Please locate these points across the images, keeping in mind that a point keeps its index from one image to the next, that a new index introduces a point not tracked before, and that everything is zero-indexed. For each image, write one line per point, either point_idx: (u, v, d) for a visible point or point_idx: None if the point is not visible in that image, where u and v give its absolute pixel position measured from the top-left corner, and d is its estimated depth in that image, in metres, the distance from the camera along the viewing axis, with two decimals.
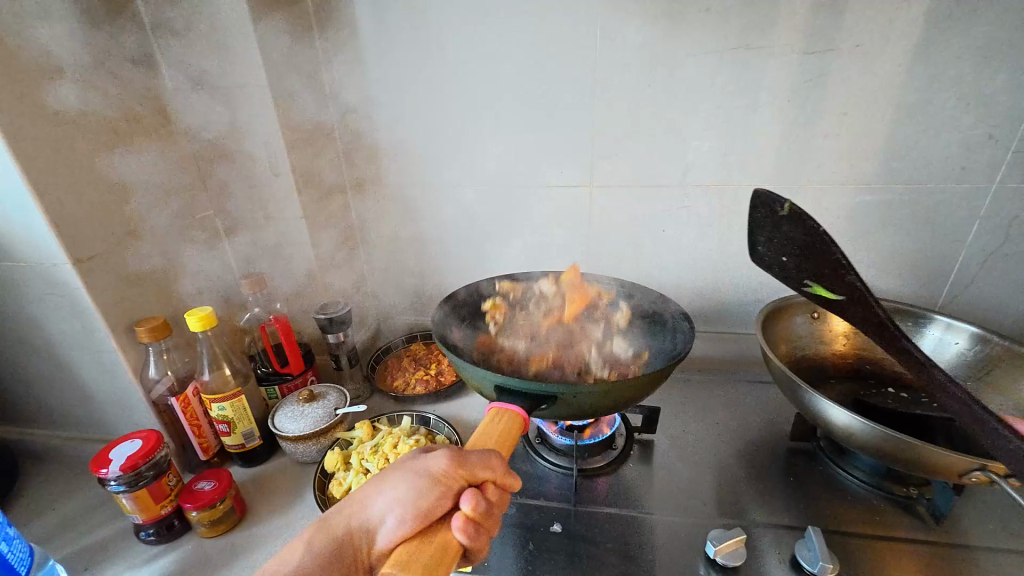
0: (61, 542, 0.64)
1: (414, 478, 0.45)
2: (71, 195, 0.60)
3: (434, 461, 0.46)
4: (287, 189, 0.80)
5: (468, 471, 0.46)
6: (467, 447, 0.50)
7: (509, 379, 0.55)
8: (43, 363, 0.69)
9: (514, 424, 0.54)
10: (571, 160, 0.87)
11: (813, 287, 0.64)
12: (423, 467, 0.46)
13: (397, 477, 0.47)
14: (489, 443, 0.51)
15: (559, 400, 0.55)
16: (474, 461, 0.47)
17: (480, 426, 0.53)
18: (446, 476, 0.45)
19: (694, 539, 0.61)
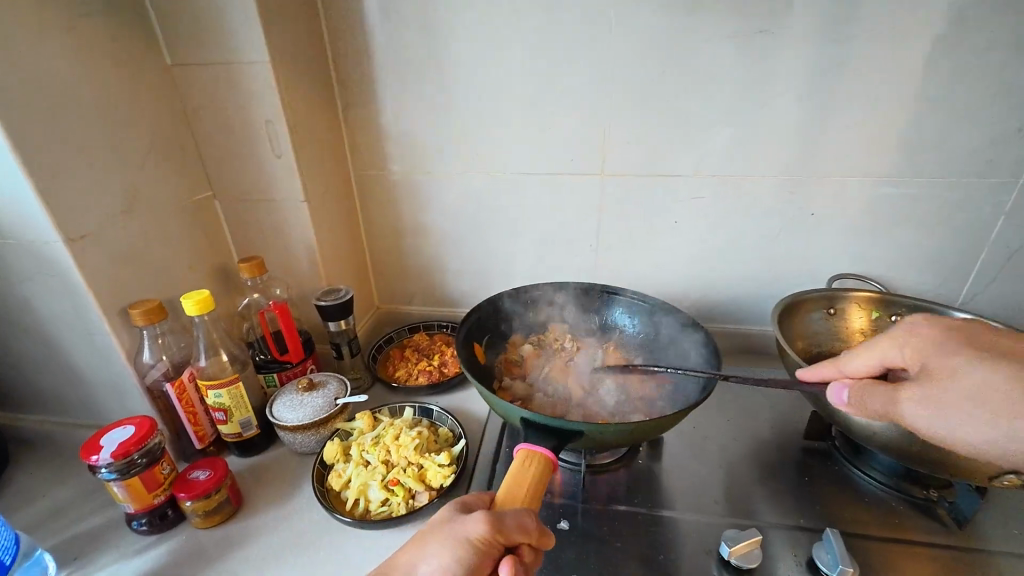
0: (51, 531, 0.62)
1: (452, 543, 0.43)
2: (64, 171, 0.57)
3: (470, 525, 0.43)
4: (289, 170, 0.76)
5: (506, 536, 0.43)
6: (505, 501, 0.47)
7: (538, 415, 0.54)
8: (34, 346, 0.67)
9: (546, 468, 0.50)
10: (583, 148, 0.84)
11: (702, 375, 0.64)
12: (460, 530, 0.43)
13: (433, 538, 0.44)
14: (523, 493, 0.48)
15: (585, 435, 0.55)
16: (511, 522, 0.44)
17: (511, 471, 0.50)
18: (484, 544, 0.42)
19: (707, 539, 0.60)
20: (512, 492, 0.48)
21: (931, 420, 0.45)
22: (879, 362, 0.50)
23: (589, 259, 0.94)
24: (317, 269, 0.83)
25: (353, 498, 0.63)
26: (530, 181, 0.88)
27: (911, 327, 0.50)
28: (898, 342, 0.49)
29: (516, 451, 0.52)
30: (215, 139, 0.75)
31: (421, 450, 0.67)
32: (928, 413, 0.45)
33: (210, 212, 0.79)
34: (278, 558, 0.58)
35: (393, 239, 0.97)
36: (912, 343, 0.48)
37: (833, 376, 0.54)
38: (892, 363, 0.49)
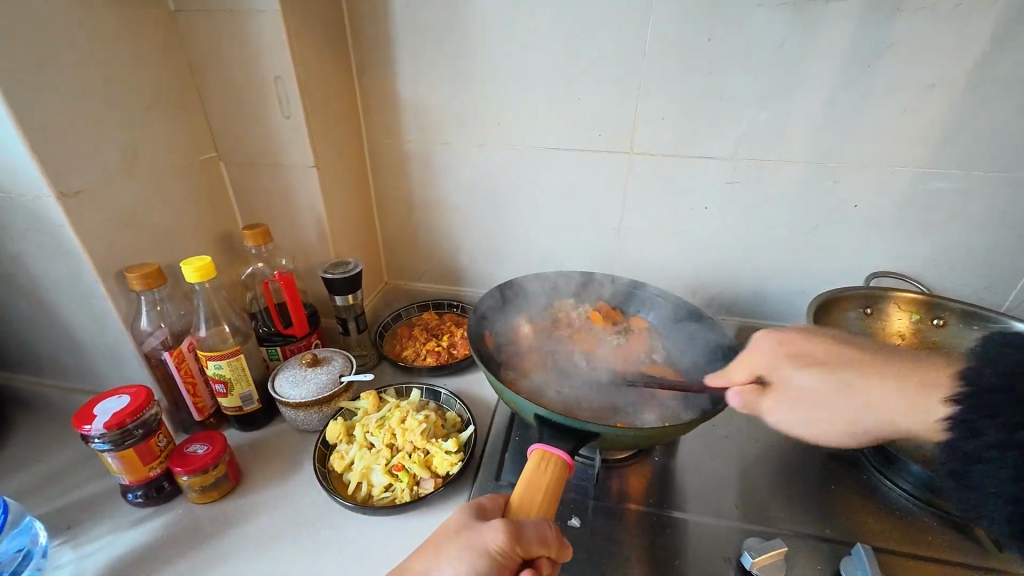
0: (45, 497, 0.60)
1: (468, 552, 0.40)
2: (56, 121, 0.53)
3: (488, 535, 0.41)
4: (298, 132, 0.71)
5: (525, 548, 0.41)
6: (520, 508, 0.45)
7: (553, 414, 0.51)
8: (28, 306, 0.64)
9: (563, 471, 0.48)
10: (612, 123, 0.78)
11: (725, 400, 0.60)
12: (478, 539, 0.41)
13: (449, 546, 0.42)
14: (540, 499, 0.45)
15: (602, 437, 0.51)
16: (530, 533, 0.42)
17: (526, 473, 0.47)
18: (503, 555, 0.40)
19: (726, 546, 0.57)
20: (529, 497, 0.45)
21: (786, 421, 0.53)
22: (751, 370, 0.56)
23: (609, 243, 0.89)
24: (325, 240, 0.79)
25: (355, 482, 0.60)
26: (551, 157, 0.83)
27: (761, 346, 0.56)
28: (750, 359, 0.57)
29: (529, 452, 0.49)
30: (221, 96, 0.70)
31: (428, 435, 0.64)
32: (785, 410, 0.53)
33: (213, 174, 0.75)
34: (276, 540, 0.56)
35: (405, 212, 0.93)
36: (759, 357, 0.56)
37: (725, 384, 0.59)
38: (760, 372, 0.55)
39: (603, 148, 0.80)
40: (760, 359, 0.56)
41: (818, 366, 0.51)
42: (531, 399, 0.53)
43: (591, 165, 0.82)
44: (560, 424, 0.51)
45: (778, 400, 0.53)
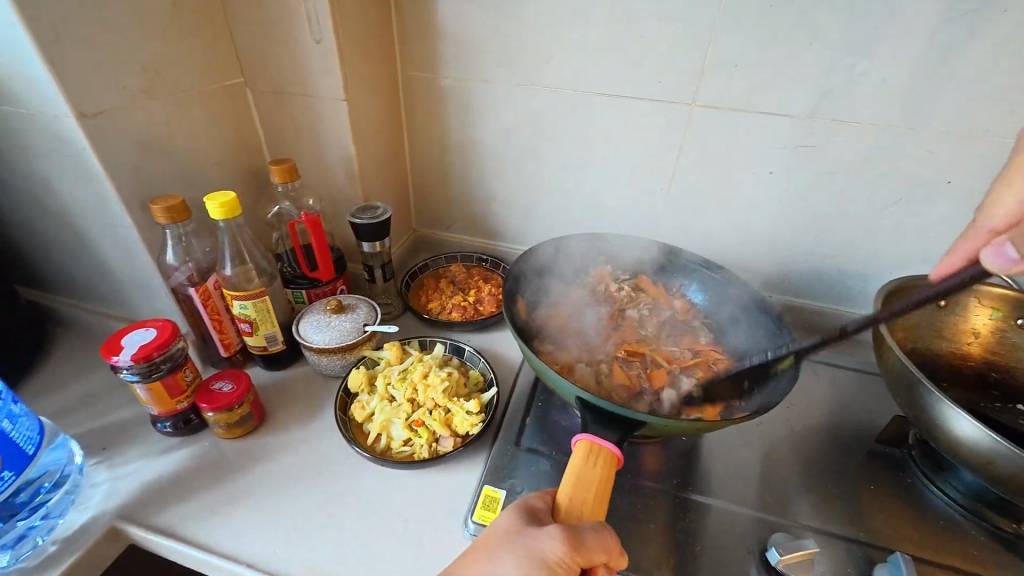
0: (83, 417, 0.63)
1: (527, 560, 0.38)
2: (72, 31, 0.49)
3: (552, 546, 0.38)
4: (329, 60, 0.65)
5: (586, 557, 0.39)
6: (575, 512, 0.42)
7: (595, 398, 0.48)
8: (60, 230, 0.64)
9: (609, 467, 0.45)
10: (676, 68, 0.69)
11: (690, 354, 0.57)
12: (539, 548, 0.39)
13: (505, 552, 0.39)
14: (592, 500, 0.43)
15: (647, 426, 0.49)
16: (593, 545, 0.39)
17: (575, 469, 0.44)
18: (564, 567, 0.38)
19: (749, 536, 0.54)
20: (582, 499, 0.43)
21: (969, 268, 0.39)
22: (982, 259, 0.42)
23: (654, 205, 0.82)
24: (353, 181, 0.75)
25: (375, 433, 0.60)
26: (599, 104, 0.75)
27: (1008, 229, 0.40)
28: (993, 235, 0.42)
29: (575, 444, 0.46)
30: (247, 15, 0.64)
31: (450, 393, 0.63)
32: (1000, 253, 0.38)
33: (240, 103, 0.70)
34: (296, 482, 0.57)
35: (437, 155, 0.87)
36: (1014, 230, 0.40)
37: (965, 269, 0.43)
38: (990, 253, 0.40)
39: (661, 96, 0.71)
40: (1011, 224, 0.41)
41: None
42: (573, 380, 0.50)
43: (645, 117, 0.74)
44: (599, 408, 0.48)
45: (1001, 247, 0.39)
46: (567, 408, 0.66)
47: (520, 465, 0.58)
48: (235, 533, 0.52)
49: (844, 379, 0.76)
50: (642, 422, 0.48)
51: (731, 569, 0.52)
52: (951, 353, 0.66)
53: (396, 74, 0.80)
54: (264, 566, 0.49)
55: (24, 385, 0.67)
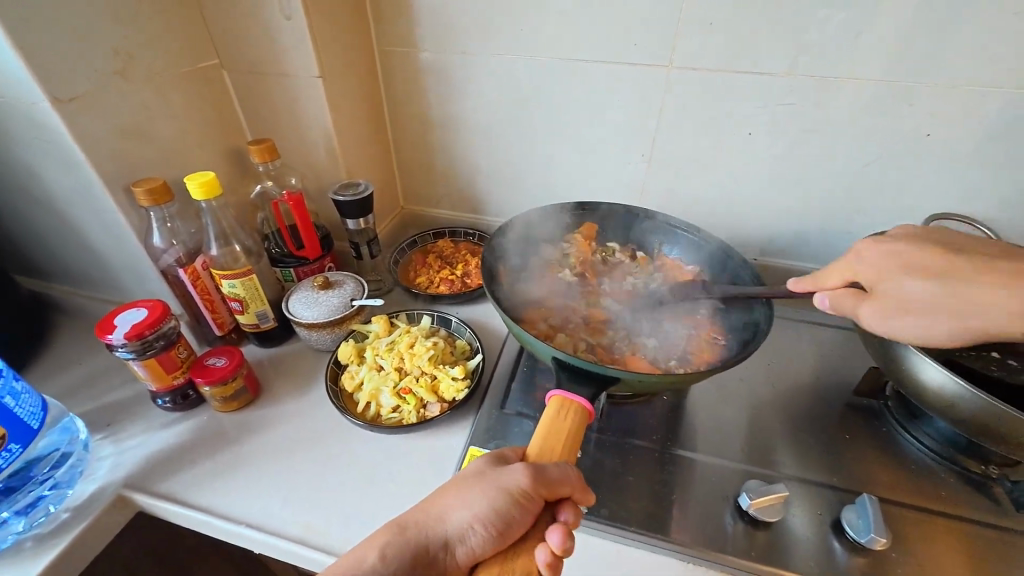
0: (87, 397, 0.66)
1: (493, 492, 0.40)
2: (40, 15, 0.49)
3: (515, 476, 0.41)
4: (302, 37, 0.65)
5: (548, 489, 0.41)
6: (541, 454, 0.45)
7: (568, 357, 0.49)
8: (50, 218, 0.65)
9: (582, 420, 0.47)
10: (651, 29, 0.68)
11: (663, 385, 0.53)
12: (503, 480, 0.41)
13: (473, 487, 0.42)
14: (561, 445, 0.45)
15: (620, 381, 0.50)
16: (554, 478, 0.42)
17: (547, 420, 0.47)
18: (527, 497, 0.40)
19: (726, 486, 0.57)
20: (549, 443, 0.45)
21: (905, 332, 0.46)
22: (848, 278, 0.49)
23: (636, 171, 0.82)
24: (335, 159, 0.76)
25: (364, 401, 0.62)
26: (577, 70, 0.74)
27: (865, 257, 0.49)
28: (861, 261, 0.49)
29: (548, 400, 0.48)
30: None
31: (436, 361, 0.65)
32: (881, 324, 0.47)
33: (217, 85, 0.71)
34: (291, 448, 0.59)
35: (419, 131, 0.87)
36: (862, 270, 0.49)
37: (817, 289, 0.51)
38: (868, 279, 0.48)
39: (637, 60, 0.71)
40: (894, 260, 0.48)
41: (936, 273, 0.45)
42: (548, 341, 0.52)
43: (623, 82, 0.73)
44: (572, 366, 0.50)
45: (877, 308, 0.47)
46: (552, 372, 0.68)
47: (505, 426, 0.61)
48: (234, 497, 0.55)
49: (825, 337, 0.77)
50: (615, 377, 0.49)
51: (707, 516, 0.54)
52: None
53: (372, 49, 0.79)
54: (262, 525, 0.52)
55: (30, 369, 0.70)
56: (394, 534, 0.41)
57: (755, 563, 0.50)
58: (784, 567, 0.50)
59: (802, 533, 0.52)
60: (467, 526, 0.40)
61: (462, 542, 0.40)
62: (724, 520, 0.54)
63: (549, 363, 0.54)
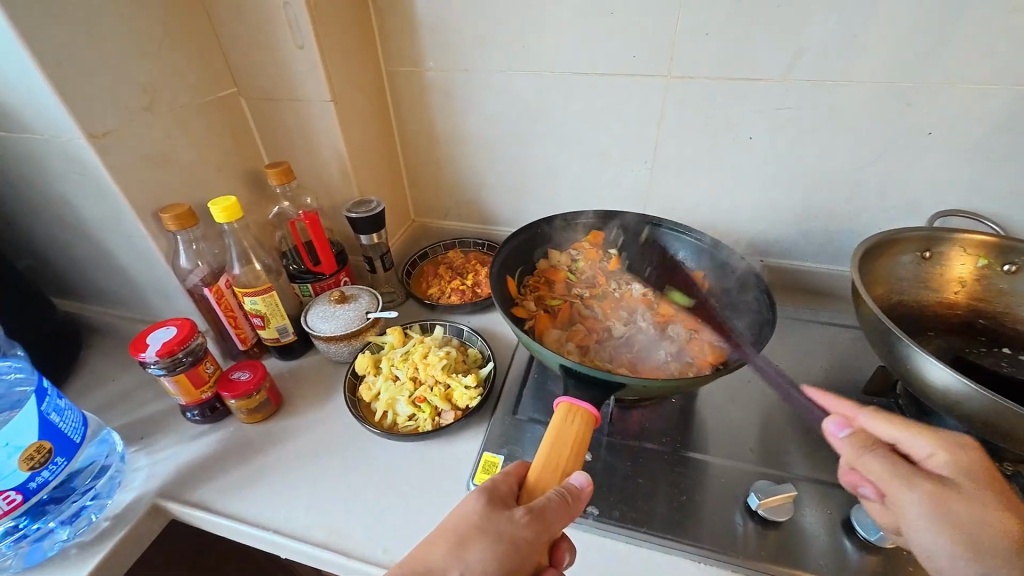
0: (123, 411, 0.69)
1: (493, 544, 0.39)
2: (75, 58, 0.53)
3: (518, 526, 0.40)
4: (313, 64, 0.68)
5: (551, 530, 0.41)
6: (539, 484, 0.45)
7: (578, 367, 0.50)
8: (84, 243, 0.69)
9: (588, 424, 0.49)
10: (650, 42, 0.70)
11: (672, 292, 0.73)
12: (506, 530, 0.40)
13: (472, 537, 0.40)
14: (566, 453, 0.46)
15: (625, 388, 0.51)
16: (557, 519, 0.41)
17: (554, 428, 0.48)
18: (529, 545, 0.40)
19: (737, 487, 0.58)
20: (554, 462, 0.46)
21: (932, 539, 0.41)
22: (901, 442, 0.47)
23: (640, 178, 0.83)
24: (348, 177, 0.79)
25: (381, 410, 0.64)
26: (577, 83, 0.76)
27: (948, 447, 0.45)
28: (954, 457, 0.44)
29: (555, 405, 0.50)
30: (235, 28, 0.68)
31: (448, 370, 0.67)
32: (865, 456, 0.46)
33: (235, 112, 0.75)
34: (312, 458, 0.62)
35: (427, 146, 0.90)
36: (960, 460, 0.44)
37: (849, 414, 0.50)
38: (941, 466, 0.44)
39: (635, 71, 0.73)
40: (971, 466, 0.43)
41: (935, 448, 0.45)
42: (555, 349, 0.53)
43: (625, 91, 0.75)
44: (582, 375, 0.51)
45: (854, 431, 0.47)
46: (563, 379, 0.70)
47: (518, 433, 0.62)
48: (259, 506, 0.57)
49: (835, 338, 0.77)
50: (621, 384, 0.50)
51: (717, 516, 0.55)
52: (938, 303, 0.70)
53: (380, 70, 0.83)
54: (288, 531, 0.55)
55: (69, 385, 0.74)
56: None
57: (766, 563, 0.51)
58: (795, 567, 0.50)
59: (813, 533, 0.53)
60: None
61: None
62: (734, 521, 0.54)
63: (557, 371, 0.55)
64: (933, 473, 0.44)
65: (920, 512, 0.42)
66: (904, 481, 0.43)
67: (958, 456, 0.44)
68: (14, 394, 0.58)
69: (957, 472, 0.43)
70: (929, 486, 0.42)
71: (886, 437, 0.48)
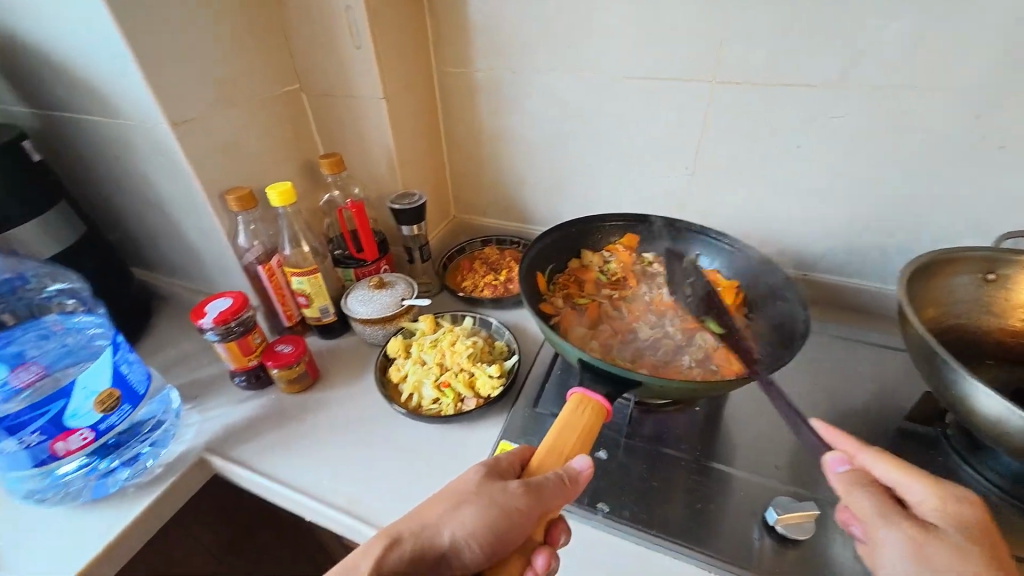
0: (181, 372, 0.76)
1: (484, 506, 0.41)
2: (165, 53, 0.60)
3: (512, 496, 0.42)
4: (369, 64, 0.73)
5: (545, 505, 0.42)
6: (539, 465, 0.46)
7: (597, 361, 0.51)
8: (160, 219, 0.77)
9: (597, 417, 0.49)
10: (697, 47, 0.69)
11: (708, 321, 0.66)
12: (500, 498, 0.41)
13: (466, 501, 0.42)
14: (571, 439, 0.47)
15: (643, 386, 0.51)
16: (552, 493, 0.42)
17: (563, 415, 0.49)
18: (521, 515, 0.41)
19: (757, 501, 0.56)
20: (557, 447, 0.47)
21: None
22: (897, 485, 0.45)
23: (679, 184, 0.82)
24: (394, 171, 0.83)
25: (408, 392, 0.67)
26: (621, 87, 0.77)
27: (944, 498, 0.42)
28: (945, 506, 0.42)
29: (568, 396, 0.51)
30: (303, 30, 0.74)
31: (474, 359, 0.69)
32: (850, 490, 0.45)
33: (297, 106, 0.81)
34: (341, 430, 0.66)
35: (470, 145, 0.93)
36: (953, 512, 0.42)
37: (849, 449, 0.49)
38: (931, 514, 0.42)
39: (680, 76, 0.72)
40: (965, 519, 0.41)
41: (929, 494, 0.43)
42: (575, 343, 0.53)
43: (668, 96, 0.75)
44: (601, 371, 0.51)
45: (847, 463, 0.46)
46: None
47: (536, 426, 0.63)
48: (292, 469, 0.61)
49: (881, 360, 0.73)
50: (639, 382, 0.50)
51: (733, 528, 0.54)
52: (1000, 330, 0.65)
53: (432, 71, 0.87)
54: (313, 494, 0.59)
55: (138, 346, 0.82)
56: (388, 543, 0.41)
57: None
58: None
59: (835, 557, 0.51)
60: (460, 540, 0.40)
61: (458, 556, 0.40)
62: (750, 535, 0.53)
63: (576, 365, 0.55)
64: (924, 520, 0.42)
65: (898, 556, 0.40)
66: (884, 519, 0.42)
67: (951, 506, 0.42)
68: (82, 338, 0.63)
69: (946, 522, 0.41)
70: (913, 531, 0.41)
71: (884, 479, 0.46)
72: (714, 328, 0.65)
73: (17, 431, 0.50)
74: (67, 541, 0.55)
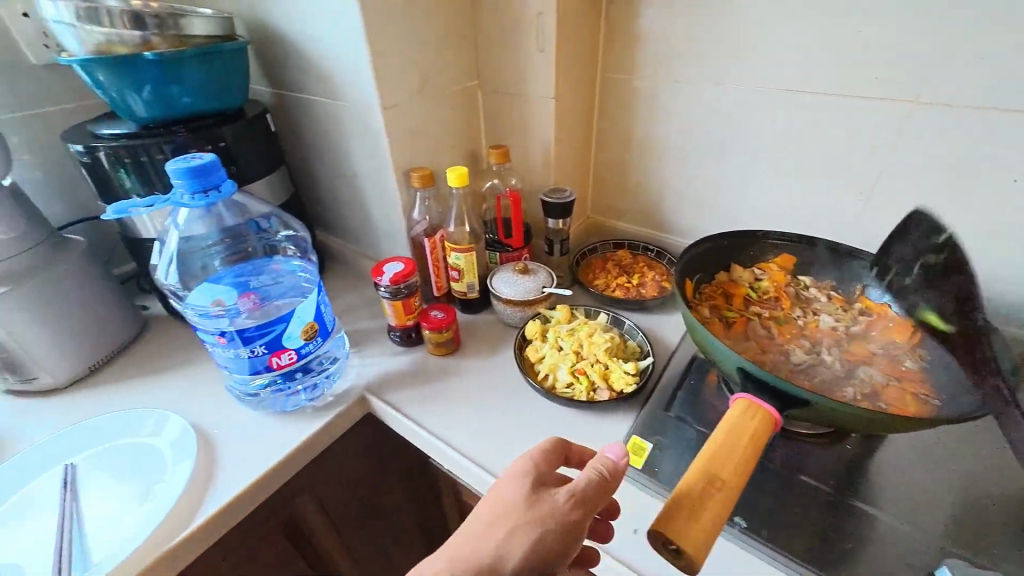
0: (345, 321, 0.88)
1: (530, 519, 0.43)
2: (388, 48, 0.70)
3: (560, 508, 0.44)
4: (548, 65, 0.79)
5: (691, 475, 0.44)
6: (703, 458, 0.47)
7: (761, 370, 0.50)
8: (347, 189, 0.90)
9: (757, 419, 0.48)
10: (899, 64, 0.65)
11: (927, 314, 0.64)
12: (546, 513, 0.43)
13: (512, 521, 0.44)
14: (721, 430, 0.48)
15: (809, 405, 0.50)
16: (594, 493, 0.44)
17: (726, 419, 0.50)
18: (567, 525, 0.43)
19: (918, 555, 0.51)
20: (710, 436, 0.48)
21: None
22: None
23: (847, 207, 0.77)
24: (548, 166, 0.88)
25: (544, 372, 0.71)
26: (799, 101, 0.74)
27: None
28: None
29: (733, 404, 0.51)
30: (491, 31, 0.81)
31: (609, 353, 0.72)
32: None
33: (471, 100, 0.89)
34: (479, 396, 0.72)
35: (620, 148, 0.96)
36: None
37: None
38: None
39: (873, 93, 0.68)
40: None
41: None
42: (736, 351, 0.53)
43: (855, 114, 0.70)
44: (766, 383, 0.51)
45: None
46: (721, 391, 0.69)
47: (668, 429, 0.64)
48: (436, 420, 0.68)
49: None
50: (806, 400, 0.49)
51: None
52: None
53: (595, 75, 0.90)
54: (455, 447, 0.65)
55: None
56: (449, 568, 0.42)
57: None
58: None
59: None
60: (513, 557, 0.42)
61: None
62: None
63: (733, 374, 0.55)
64: None
65: None
66: None
67: None
68: (297, 279, 0.77)
69: None
70: None
71: None
72: (936, 321, 0.63)
73: (241, 342, 0.61)
74: (262, 441, 0.66)
